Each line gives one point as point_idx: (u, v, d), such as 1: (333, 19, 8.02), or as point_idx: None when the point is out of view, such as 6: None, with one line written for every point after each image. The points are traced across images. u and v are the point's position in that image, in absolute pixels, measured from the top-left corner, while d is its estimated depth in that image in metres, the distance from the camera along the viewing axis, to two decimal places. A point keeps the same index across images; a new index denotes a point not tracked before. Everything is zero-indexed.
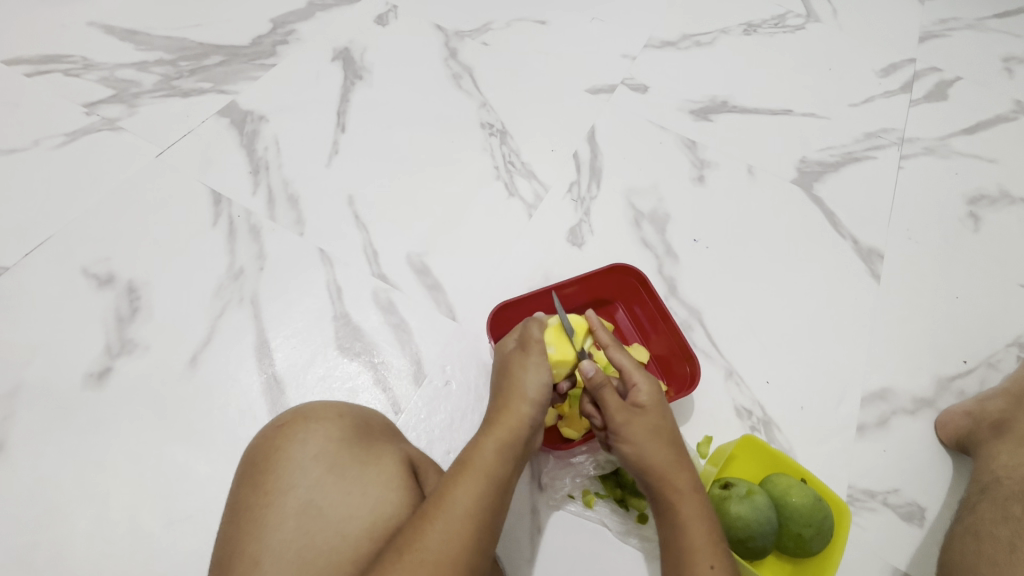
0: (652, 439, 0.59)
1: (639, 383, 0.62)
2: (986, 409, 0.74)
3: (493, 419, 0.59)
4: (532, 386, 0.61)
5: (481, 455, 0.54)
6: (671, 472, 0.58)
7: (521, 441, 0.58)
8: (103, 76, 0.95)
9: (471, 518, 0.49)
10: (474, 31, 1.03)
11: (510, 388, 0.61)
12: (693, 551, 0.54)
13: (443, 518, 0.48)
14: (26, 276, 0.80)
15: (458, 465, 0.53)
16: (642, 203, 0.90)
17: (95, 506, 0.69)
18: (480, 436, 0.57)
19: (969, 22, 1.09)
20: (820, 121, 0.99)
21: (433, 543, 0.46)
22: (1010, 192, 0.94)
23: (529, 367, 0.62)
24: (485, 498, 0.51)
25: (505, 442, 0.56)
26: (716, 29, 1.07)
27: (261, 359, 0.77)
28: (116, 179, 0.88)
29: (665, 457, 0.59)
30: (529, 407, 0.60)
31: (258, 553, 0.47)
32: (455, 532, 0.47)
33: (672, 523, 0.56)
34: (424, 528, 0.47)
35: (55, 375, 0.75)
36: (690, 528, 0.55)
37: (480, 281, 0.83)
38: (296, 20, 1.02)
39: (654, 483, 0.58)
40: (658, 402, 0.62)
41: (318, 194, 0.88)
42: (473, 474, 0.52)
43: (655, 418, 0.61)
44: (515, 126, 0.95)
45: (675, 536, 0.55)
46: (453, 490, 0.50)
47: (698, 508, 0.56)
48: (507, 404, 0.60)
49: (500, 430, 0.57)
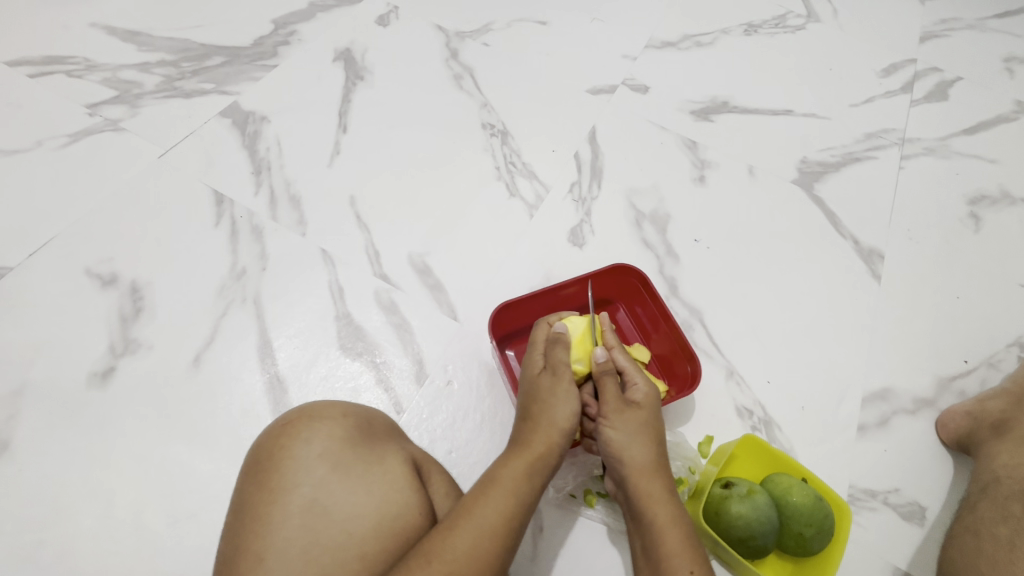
0: (637, 435, 0.60)
1: (638, 382, 0.64)
2: (986, 409, 0.75)
3: (520, 443, 0.58)
4: (562, 417, 0.60)
5: (506, 473, 0.54)
6: (650, 469, 0.58)
7: (547, 465, 0.57)
8: (105, 77, 0.95)
9: (490, 530, 0.49)
10: (474, 31, 1.03)
11: (541, 413, 0.61)
12: (664, 552, 0.52)
13: (461, 527, 0.48)
14: (30, 276, 0.81)
15: (483, 482, 0.53)
16: (643, 204, 0.90)
17: (100, 505, 0.70)
18: (504, 457, 0.57)
19: (969, 22, 1.09)
20: (820, 121, 0.99)
21: (455, 550, 0.47)
22: (1010, 192, 0.94)
23: (558, 398, 0.61)
24: (511, 515, 0.51)
25: (532, 465, 0.56)
26: (716, 30, 1.07)
27: (263, 359, 0.78)
28: (118, 179, 0.88)
29: (648, 455, 0.59)
30: (560, 437, 0.59)
31: (263, 549, 0.47)
32: (477, 541, 0.48)
33: (645, 523, 0.55)
34: (446, 536, 0.48)
35: (59, 375, 0.75)
36: (664, 529, 0.54)
37: (481, 281, 0.83)
38: (298, 21, 1.02)
39: (632, 480, 0.58)
40: (653, 402, 0.62)
41: (320, 194, 0.88)
42: (493, 488, 0.52)
43: (646, 415, 0.61)
44: (515, 127, 0.95)
45: (647, 538, 0.54)
46: (476, 505, 0.51)
47: (674, 513, 0.55)
48: (535, 428, 0.60)
49: (528, 454, 0.57)
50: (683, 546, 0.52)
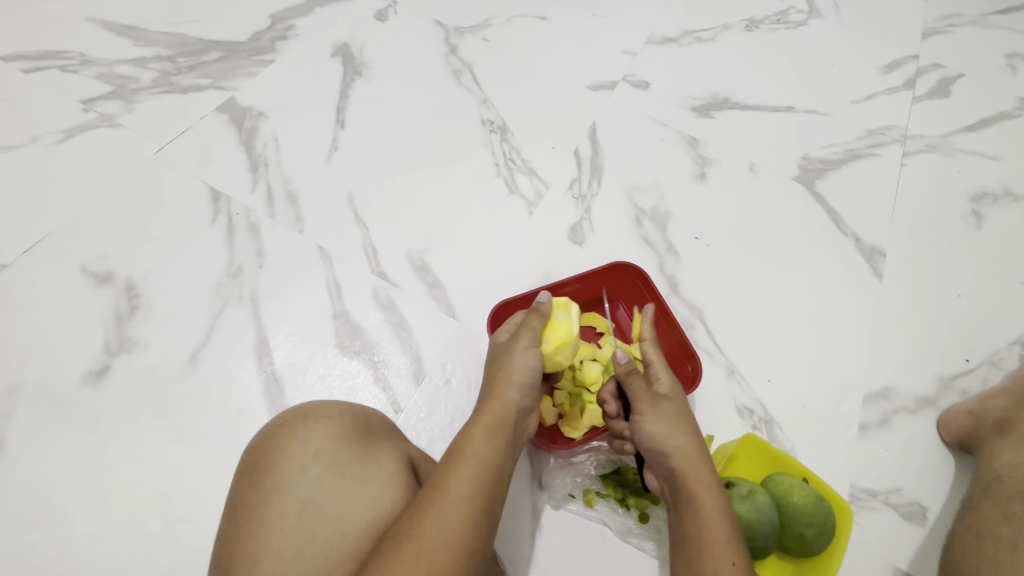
0: (676, 425, 0.60)
1: (661, 375, 0.64)
2: (987, 408, 0.74)
3: (482, 406, 0.58)
4: (520, 370, 0.61)
5: (474, 442, 0.53)
6: (696, 460, 0.57)
7: (507, 425, 0.56)
8: (101, 72, 0.94)
9: (465, 503, 0.47)
10: (474, 27, 1.02)
11: (502, 371, 0.61)
12: (714, 543, 0.51)
13: (438, 505, 0.46)
14: (26, 273, 0.80)
15: (451, 454, 0.52)
16: (643, 201, 0.89)
17: (95, 506, 0.69)
18: (469, 424, 0.55)
19: (971, 19, 1.08)
20: (823, 118, 0.98)
21: (433, 531, 0.44)
22: (1013, 189, 0.93)
23: (517, 351, 0.62)
24: (483, 485, 0.49)
25: (493, 427, 0.55)
26: (717, 26, 1.06)
27: (260, 358, 0.77)
28: (115, 175, 0.87)
29: (689, 444, 0.58)
30: (513, 391, 0.59)
31: (258, 552, 0.47)
32: (455, 515, 0.46)
33: (692, 515, 0.54)
34: (421, 516, 0.45)
35: (54, 373, 0.75)
36: (711, 520, 0.53)
37: (480, 279, 0.83)
38: (296, 16, 1.01)
39: (677, 471, 0.57)
40: (680, 394, 0.63)
41: (318, 192, 0.87)
42: (465, 461, 0.51)
43: (679, 406, 0.62)
44: (515, 123, 0.94)
45: (695, 528, 0.53)
46: (449, 479, 0.48)
47: (719, 504, 0.54)
48: (494, 389, 0.60)
49: (488, 415, 0.56)
50: (730, 537, 0.52)
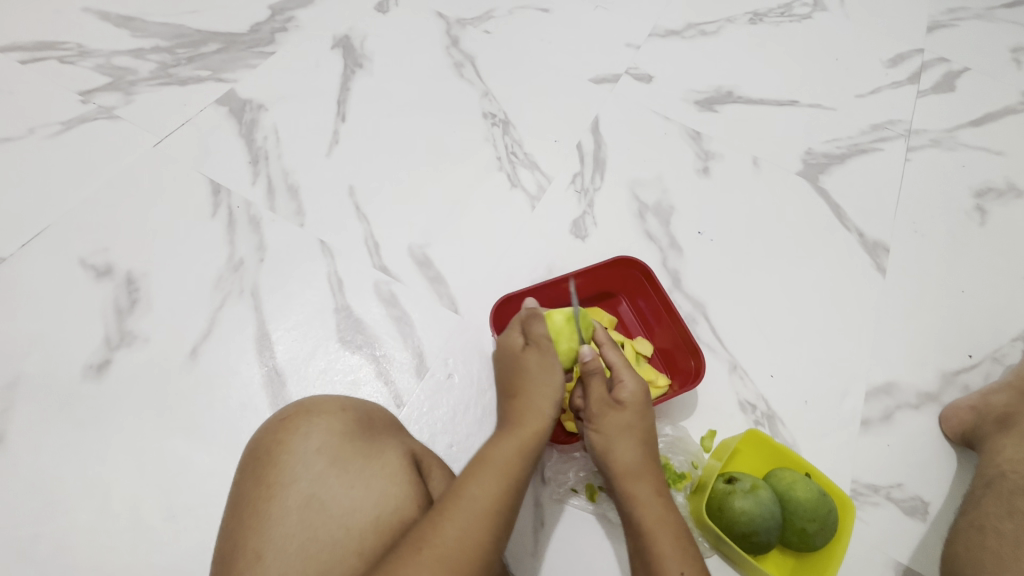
0: (620, 436, 0.60)
1: (625, 379, 0.62)
2: (990, 403, 0.74)
3: (513, 420, 0.58)
4: (540, 382, 0.61)
5: (500, 454, 0.53)
6: (638, 471, 0.58)
7: (539, 440, 0.57)
8: (98, 64, 0.93)
9: (488, 512, 0.47)
10: (476, 19, 1.01)
11: (528, 381, 0.62)
12: (657, 550, 0.52)
13: (454, 511, 0.46)
14: (24, 266, 0.80)
15: (475, 463, 0.52)
16: (646, 195, 0.89)
17: (96, 500, 0.69)
18: (499, 437, 0.56)
19: (977, 12, 1.07)
20: (827, 112, 0.98)
21: (448, 538, 0.44)
22: (1016, 184, 0.92)
23: (547, 364, 0.63)
24: (505, 497, 0.49)
25: (526, 443, 0.56)
26: (721, 19, 1.05)
27: (262, 351, 0.77)
28: (114, 168, 0.87)
29: (632, 455, 0.59)
30: (550, 408, 0.60)
31: (260, 548, 0.47)
32: (475, 526, 0.46)
33: (637, 525, 0.55)
34: (438, 522, 0.45)
35: (53, 367, 0.74)
36: (655, 532, 0.53)
37: (483, 273, 0.82)
38: (296, 7, 1.00)
39: (622, 483, 0.58)
40: (641, 400, 0.61)
41: (320, 184, 0.87)
42: (490, 472, 0.51)
43: (634, 417, 0.61)
44: (517, 116, 0.94)
45: (640, 539, 0.54)
46: (468, 487, 0.49)
47: (666, 515, 0.55)
48: (529, 402, 0.60)
49: (522, 432, 0.57)
50: (675, 545, 0.52)
